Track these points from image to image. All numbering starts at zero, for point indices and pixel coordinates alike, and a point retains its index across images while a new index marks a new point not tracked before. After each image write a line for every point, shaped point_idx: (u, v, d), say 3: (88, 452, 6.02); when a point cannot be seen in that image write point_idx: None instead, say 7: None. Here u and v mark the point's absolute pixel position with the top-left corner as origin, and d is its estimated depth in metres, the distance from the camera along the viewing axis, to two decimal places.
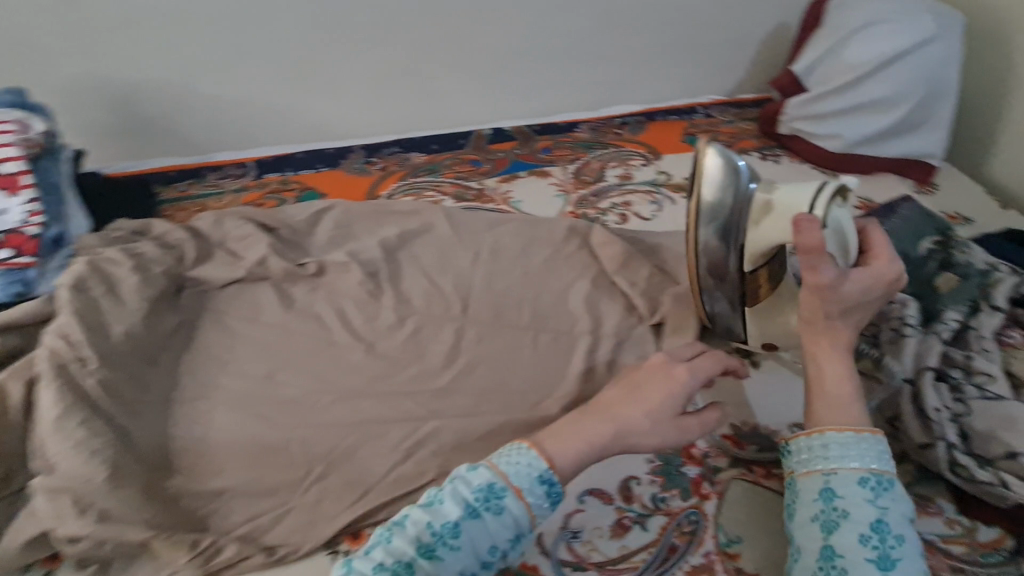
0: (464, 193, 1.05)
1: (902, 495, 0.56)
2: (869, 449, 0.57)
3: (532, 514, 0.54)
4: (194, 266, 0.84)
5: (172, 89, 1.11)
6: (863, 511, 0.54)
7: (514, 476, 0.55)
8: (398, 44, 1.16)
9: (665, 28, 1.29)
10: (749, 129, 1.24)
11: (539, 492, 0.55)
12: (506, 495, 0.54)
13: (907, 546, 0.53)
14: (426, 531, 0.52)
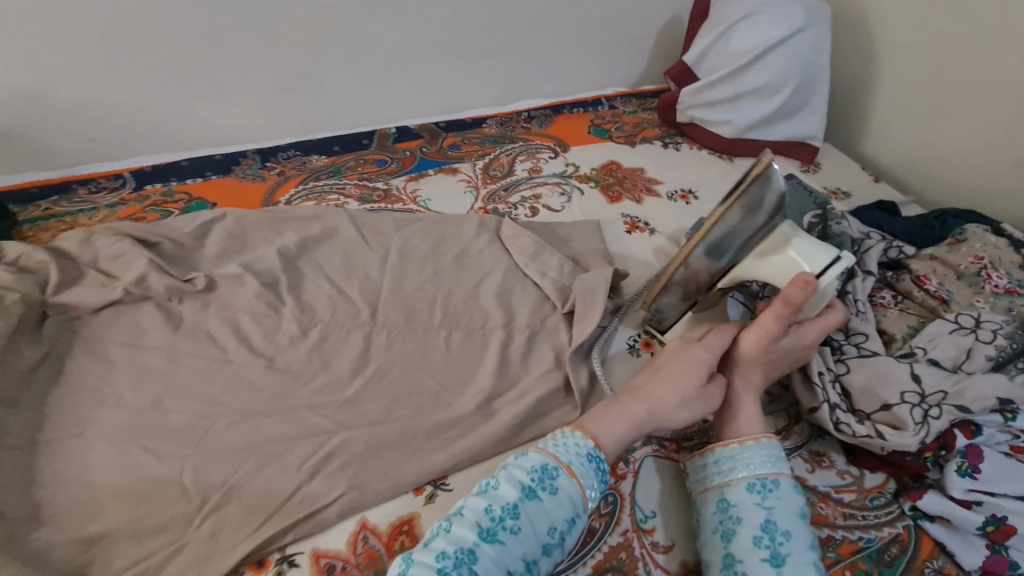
0: (370, 194, 1.01)
1: (787, 489, 0.58)
2: (754, 455, 0.61)
3: (584, 491, 0.55)
4: (60, 290, 0.75)
5: (24, 97, 0.99)
6: (753, 514, 0.56)
7: (563, 456, 0.57)
8: (289, 43, 1.10)
9: (565, 22, 1.31)
10: (651, 118, 1.29)
11: (589, 469, 0.56)
12: (559, 474, 0.55)
13: (798, 538, 0.55)
14: (485, 517, 0.52)
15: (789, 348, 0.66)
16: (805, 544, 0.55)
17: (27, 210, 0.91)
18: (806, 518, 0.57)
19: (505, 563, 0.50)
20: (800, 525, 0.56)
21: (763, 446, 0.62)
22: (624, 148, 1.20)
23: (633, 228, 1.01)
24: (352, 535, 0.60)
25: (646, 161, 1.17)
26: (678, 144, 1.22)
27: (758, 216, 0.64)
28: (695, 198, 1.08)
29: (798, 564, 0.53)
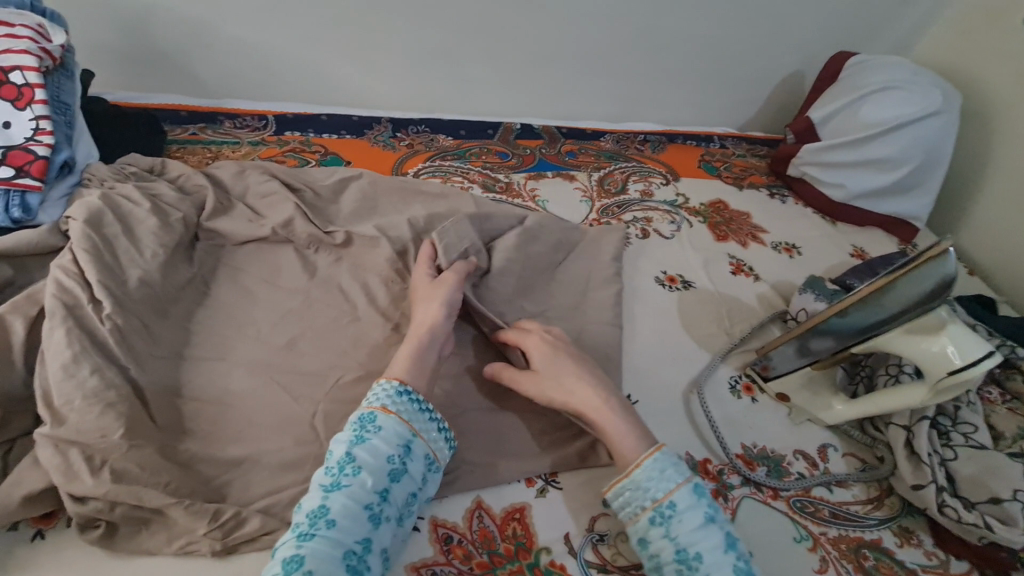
0: (492, 184, 1.04)
1: (685, 501, 0.56)
2: (643, 475, 0.58)
3: (407, 420, 0.57)
4: (212, 217, 0.78)
5: (192, 23, 1.02)
6: (665, 547, 0.55)
7: (374, 401, 0.58)
8: (439, 23, 1.12)
9: (696, 56, 1.33)
10: (758, 165, 1.31)
11: (403, 401, 0.58)
12: (376, 416, 0.56)
13: (710, 555, 0.54)
14: (326, 477, 0.53)
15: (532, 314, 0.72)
16: (718, 548, 0.54)
17: (176, 132, 0.95)
18: (716, 519, 0.56)
19: (358, 502, 0.51)
20: (710, 534, 0.55)
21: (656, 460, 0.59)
22: (732, 189, 1.22)
23: (738, 271, 1.02)
24: (468, 511, 0.62)
25: (752, 207, 1.19)
26: (784, 197, 1.24)
27: (914, 296, 0.66)
28: (799, 253, 1.09)
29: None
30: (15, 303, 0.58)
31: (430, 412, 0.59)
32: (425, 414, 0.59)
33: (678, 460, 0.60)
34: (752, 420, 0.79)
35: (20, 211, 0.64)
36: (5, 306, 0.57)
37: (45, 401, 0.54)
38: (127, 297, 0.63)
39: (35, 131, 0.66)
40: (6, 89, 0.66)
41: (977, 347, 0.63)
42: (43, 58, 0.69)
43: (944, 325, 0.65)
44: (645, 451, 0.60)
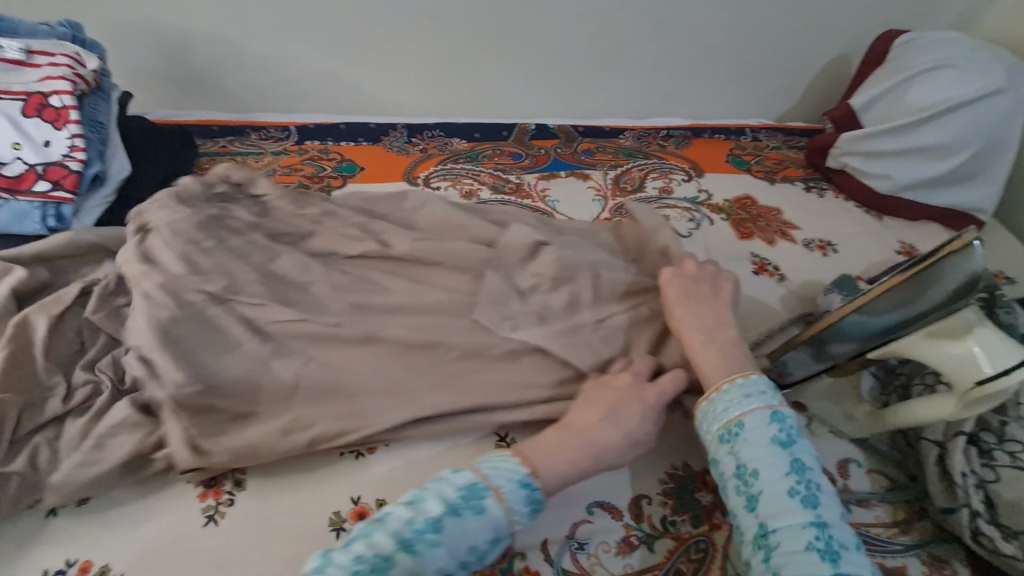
0: (502, 185, 1.04)
1: (756, 423, 0.55)
2: (721, 397, 0.58)
3: (512, 517, 0.51)
4: None
5: (223, 43, 1.09)
6: (726, 463, 0.55)
7: (496, 477, 0.52)
8: (453, 28, 1.13)
9: (726, 45, 1.26)
10: (795, 157, 1.23)
11: (523, 494, 0.52)
12: (487, 495, 0.51)
13: (768, 474, 0.52)
14: (401, 530, 0.47)
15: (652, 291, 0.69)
16: (779, 471, 0.52)
17: (207, 145, 1.02)
18: (787, 445, 0.54)
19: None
20: (776, 458, 0.53)
21: (736, 384, 0.58)
22: (763, 184, 1.15)
23: (760, 270, 0.95)
24: None
25: (784, 202, 1.11)
26: (822, 191, 1.15)
27: (932, 298, 0.61)
28: (834, 251, 1.01)
29: (774, 500, 0.51)
30: (43, 303, 0.63)
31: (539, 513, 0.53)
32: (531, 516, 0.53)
33: (765, 388, 0.58)
34: None
35: (55, 220, 0.71)
36: (34, 307, 0.62)
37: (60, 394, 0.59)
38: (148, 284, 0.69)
39: (70, 148, 0.73)
40: (47, 111, 0.74)
41: (1012, 356, 0.57)
42: (78, 82, 0.76)
43: (972, 329, 0.59)
44: (730, 377, 0.59)
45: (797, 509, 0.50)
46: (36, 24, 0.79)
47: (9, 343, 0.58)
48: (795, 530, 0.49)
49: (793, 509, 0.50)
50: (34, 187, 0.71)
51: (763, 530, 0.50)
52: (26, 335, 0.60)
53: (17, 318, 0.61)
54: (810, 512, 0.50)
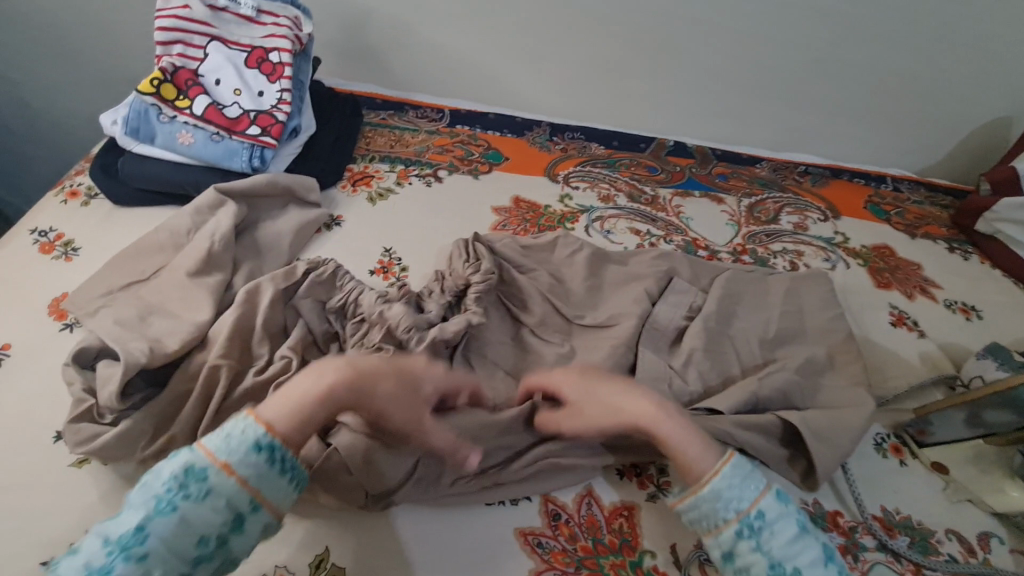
0: (638, 196, 1.05)
1: (775, 511, 0.54)
2: (723, 484, 0.55)
3: (248, 485, 0.48)
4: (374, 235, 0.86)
5: (397, 25, 1.17)
6: (756, 562, 0.53)
7: (221, 451, 0.48)
8: (611, 37, 1.17)
9: (880, 89, 1.23)
10: (939, 214, 1.17)
11: (256, 458, 0.49)
12: (210, 473, 0.47)
13: (809, 570, 0.52)
14: (102, 551, 0.44)
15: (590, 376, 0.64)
16: (816, 563, 0.52)
17: (370, 116, 1.09)
18: (808, 531, 0.54)
19: None
20: (806, 548, 0.53)
21: (735, 464, 0.57)
22: (902, 236, 1.10)
23: (898, 323, 0.92)
24: (578, 495, 0.63)
25: (925, 258, 1.06)
26: (967, 253, 1.10)
27: None
28: (978, 317, 0.96)
29: None
30: (274, 275, 0.65)
31: (290, 468, 0.50)
32: (282, 475, 0.50)
33: (753, 467, 0.57)
34: (897, 485, 0.71)
35: (259, 162, 0.79)
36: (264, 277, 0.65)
37: (258, 366, 0.59)
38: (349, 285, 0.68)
39: (279, 101, 0.81)
40: (265, 66, 0.82)
41: None
42: (294, 43, 0.84)
43: None
44: (719, 460, 0.57)
45: None
46: None
47: (238, 305, 0.62)
48: None
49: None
50: (247, 130, 0.79)
51: None
52: (252, 302, 0.63)
53: (251, 285, 0.64)
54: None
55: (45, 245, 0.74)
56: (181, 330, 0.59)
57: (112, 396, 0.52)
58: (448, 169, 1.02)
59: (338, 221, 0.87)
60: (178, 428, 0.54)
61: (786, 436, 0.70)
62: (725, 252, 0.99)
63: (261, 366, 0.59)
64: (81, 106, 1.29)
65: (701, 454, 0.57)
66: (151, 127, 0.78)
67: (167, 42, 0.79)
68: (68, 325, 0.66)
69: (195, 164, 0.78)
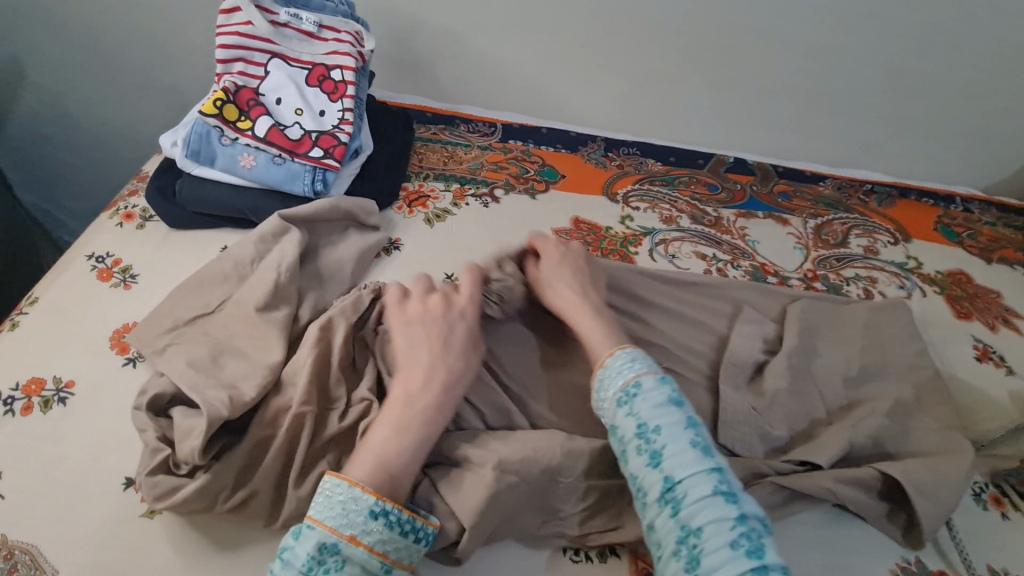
0: (701, 217, 1.01)
1: (651, 382, 0.56)
2: (614, 362, 0.58)
3: (380, 552, 0.46)
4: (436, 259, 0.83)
5: (447, 35, 1.13)
6: (626, 425, 0.54)
7: (342, 524, 0.46)
8: (669, 48, 1.12)
9: (951, 104, 1.17)
10: (1014, 237, 1.11)
11: (381, 526, 0.46)
12: (340, 549, 0.45)
13: (669, 428, 0.52)
14: None
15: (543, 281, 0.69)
16: (678, 424, 0.53)
17: (421, 130, 1.05)
18: (681, 402, 0.54)
19: None
20: (673, 412, 0.53)
21: (629, 350, 0.59)
22: (978, 261, 1.05)
23: (984, 358, 0.87)
24: None
25: (1003, 285, 1.01)
26: None
27: None
28: None
29: (676, 451, 0.51)
30: (343, 307, 0.61)
31: (415, 525, 0.48)
32: (410, 534, 0.48)
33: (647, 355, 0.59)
34: (1002, 541, 0.66)
35: (321, 185, 0.75)
36: (333, 310, 0.60)
37: (339, 410, 0.54)
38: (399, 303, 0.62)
39: (341, 121, 0.78)
40: (327, 84, 0.79)
41: None
42: (356, 60, 0.81)
43: None
44: (616, 347, 0.60)
45: (699, 459, 0.50)
46: None
47: (312, 342, 0.58)
48: (699, 478, 0.49)
49: (696, 459, 0.50)
50: (309, 152, 0.75)
51: (669, 484, 0.49)
52: (326, 338, 0.59)
53: (323, 318, 0.59)
54: (710, 459, 0.51)
55: (104, 272, 0.71)
56: (255, 374, 0.55)
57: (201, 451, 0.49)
58: (504, 188, 0.98)
59: (396, 244, 0.84)
60: (260, 479, 0.51)
61: (883, 486, 0.65)
62: (795, 278, 0.94)
63: (342, 411, 0.54)
64: (122, 117, 1.27)
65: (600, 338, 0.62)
66: (212, 149, 0.75)
67: (227, 61, 0.77)
68: (131, 359, 0.63)
69: (255, 187, 0.75)
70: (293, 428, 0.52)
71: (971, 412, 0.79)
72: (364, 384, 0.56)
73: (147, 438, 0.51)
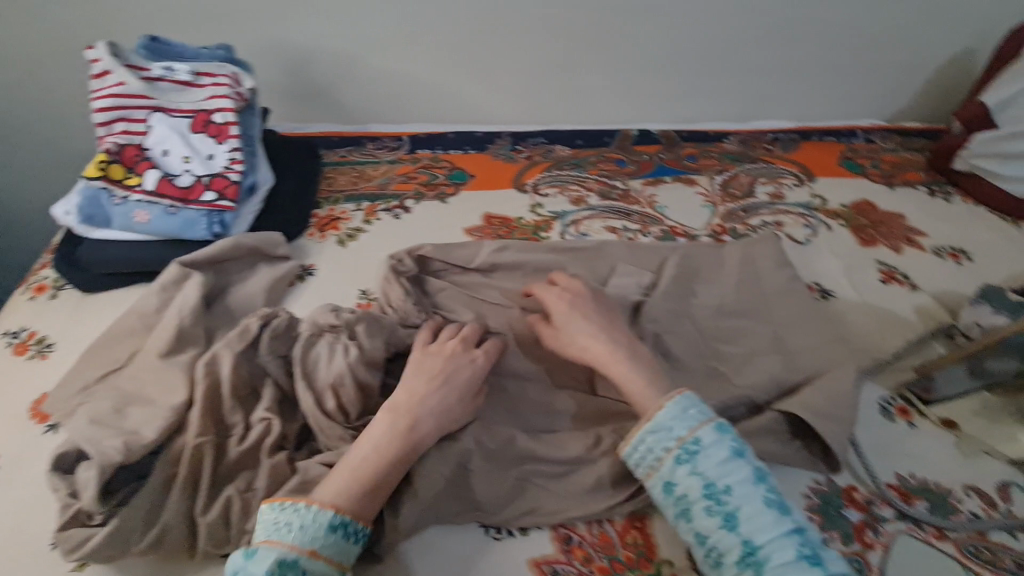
0: (610, 192, 1.04)
1: (710, 438, 0.57)
2: (664, 416, 0.59)
3: (336, 563, 0.51)
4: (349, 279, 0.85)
5: (343, 59, 1.16)
6: (692, 485, 0.56)
7: (303, 540, 0.50)
8: (558, 36, 1.15)
9: (838, 44, 1.21)
10: (915, 159, 1.16)
11: (338, 538, 0.51)
12: (300, 563, 0.49)
13: (740, 488, 0.55)
14: None
15: (560, 324, 0.70)
16: (747, 481, 0.55)
17: (329, 155, 1.08)
18: (742, 454, 0.57)
19: None
20: (739, 469, 0.56)
21: (677, 403, 0.60)
22: (881, 188, 1.09)
23: (889, 279, 0.91)
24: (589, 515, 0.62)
25: (906, 207, 1.05)
26: (948, 195, 1.08)
27: None
28: (968, 259, 0.95)
29: (751, 513, 0.54)
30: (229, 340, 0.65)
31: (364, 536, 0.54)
32: (358, 544, 0.53)
33: (696, 404, 0.61)
34: (909, 447, 0.70)
35: (219, 227, 0.78)
36: (220, 343, 0.64)
37: (237, 435, 0.59)
38: (354, 312, 0.65)
39: (230, 161, 0.80)
40: (211, 128, 0.81)
41: None
42: (236, 100, 0.83)
43: None
44: (665, 397, 0.61)
45: (775, 518, 0.54)
46: (199, 48, 0.86)
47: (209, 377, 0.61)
48: (779, 539, 0.52)
49: (773, 521, 0.53)
50: (202, 198, 0.78)
51: (750, 548, 0.52)
52: (214, 372, 0.62)
53: (208, 354, 0.63)
54: (785, 516, 0.54)
55: (17, 346, 0.73)
56: (157, 418, 0.57)
57: (96, 497, 0.52)
58: (415, 198, 1.01)
59: (310, 270, 0.86)
60: (169, 515, 0.53)
61: (787, 416, 0.69)
62: (704, 235, 0.98)
63: (241, 435, 0.59)
64: (44, 193, 1.28)
65: (645, 389, 0.63)
66: (107, 211, 0.78)
67: (107, 122, 0.79)
68: (50, 425, 0.65)
69: (155, 240, 0.78)
70: (194, 461, 0.56)
71: (879, 332, 0.82)
72: (260, 407, 0.61)
73: (59, 497, 0.54)
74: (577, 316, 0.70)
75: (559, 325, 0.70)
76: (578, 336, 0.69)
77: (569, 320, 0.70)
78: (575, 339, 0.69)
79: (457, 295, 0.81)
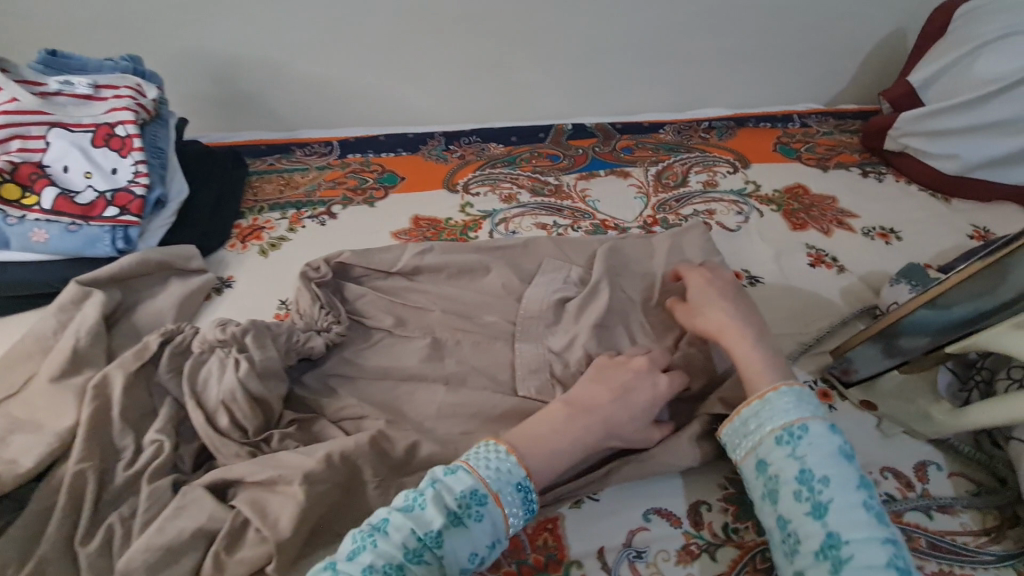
0: (542, 188, 1.03)
1: (818, 429, 0.56)
2: (778, 401, 0.59)
3: (509, 519, 0.53)
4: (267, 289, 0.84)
5: (270, 66, 1.14)
6: (786, 467, 0.55)
7: (493, 481, 0.54)
8: (487, 34, 1.14)
9: (769, 30, 1.21)
10: (849, 141, 1.16)
11: (517, 497, 0.54)
12: (486, 502, 0.52)
13: (837, 483, 0.53)
14: (400, 547, 0.49)
15: (697, 303, 0.71)
16: (849, 481, 0.53)
17: (256, 164, 1.06)
18: (851, 457, 0.55)
19: None
20: (842, 466, 0.54)
21: (790, 394, 0.59)
22: (814, 171, 1.09)
23: (817, 262, 0.90)
24: None
25: (839, 189, 1.05)
26: (881, 175, 1.08)
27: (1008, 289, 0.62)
28: (897, 239, 0.95)
29: (842, 509, 0.51)
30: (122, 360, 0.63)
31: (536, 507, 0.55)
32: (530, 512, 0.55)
33: (815, 398, 0.60)
34: None
35: (123, 242, 0.76)
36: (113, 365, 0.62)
37: (126, 459, 0.57)
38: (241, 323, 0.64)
39: (135, 174, 0.79)
40: (114, 141, 0.80)
41: None
42: (138, 112, 0.82)
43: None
44: (781, 382, 0.60)
45: (868, 521, 0.51)
46: (101, 61, 0.86)
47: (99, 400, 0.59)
48: (867, 543, 0.49)
49: (867, 522, 0.50)
50: (105, 213, 0.76)
51: (833, 540, 0.50)
52: (105, 394, 0.60)
53: (98, 377, 0.61)
54: (880, 524, 0.51)
55: None
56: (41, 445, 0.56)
57: None
58: (342, 203, 0.99)
59: (228, 282, 0.84)
60: (47, 545, 0.51)
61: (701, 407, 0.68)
62: (635, 227, 0.97)
63: (130, 459, 0.57)
64: None
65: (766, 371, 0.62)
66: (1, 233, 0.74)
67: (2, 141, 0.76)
68: None
69: (55, 261, 0.75)
70: (75, 489, 0.54)
71: (805, 316, 0.82)
72: (153, 428, 0.59)
73: None
74: (720, 299, 0.70)
75: (701, 305, 0.71)
76: (709, 315, 0.69)
77: (713, 300, 0.70)
78: (705, 316, 0.69)
79: (375, 300, 0.79)
